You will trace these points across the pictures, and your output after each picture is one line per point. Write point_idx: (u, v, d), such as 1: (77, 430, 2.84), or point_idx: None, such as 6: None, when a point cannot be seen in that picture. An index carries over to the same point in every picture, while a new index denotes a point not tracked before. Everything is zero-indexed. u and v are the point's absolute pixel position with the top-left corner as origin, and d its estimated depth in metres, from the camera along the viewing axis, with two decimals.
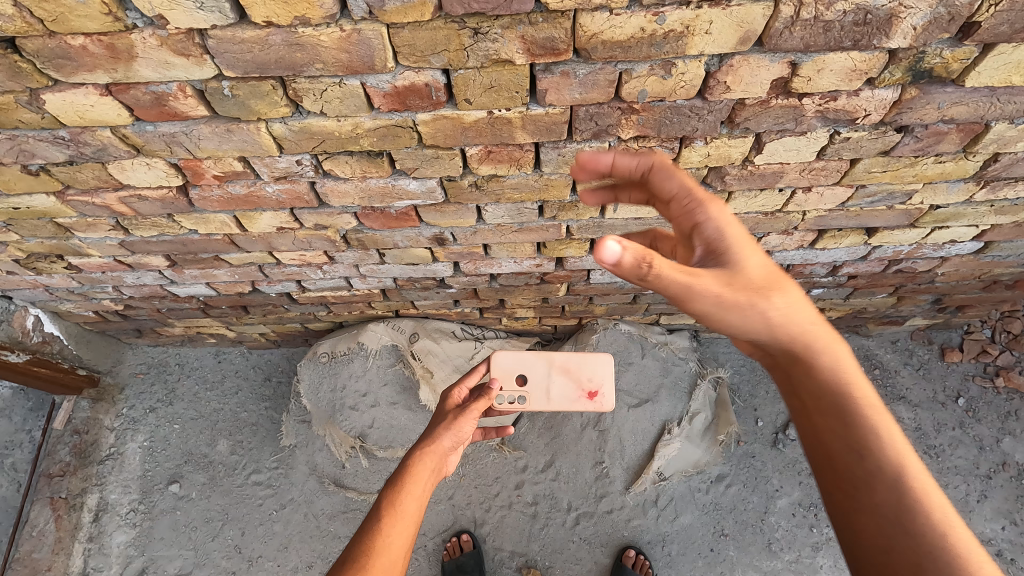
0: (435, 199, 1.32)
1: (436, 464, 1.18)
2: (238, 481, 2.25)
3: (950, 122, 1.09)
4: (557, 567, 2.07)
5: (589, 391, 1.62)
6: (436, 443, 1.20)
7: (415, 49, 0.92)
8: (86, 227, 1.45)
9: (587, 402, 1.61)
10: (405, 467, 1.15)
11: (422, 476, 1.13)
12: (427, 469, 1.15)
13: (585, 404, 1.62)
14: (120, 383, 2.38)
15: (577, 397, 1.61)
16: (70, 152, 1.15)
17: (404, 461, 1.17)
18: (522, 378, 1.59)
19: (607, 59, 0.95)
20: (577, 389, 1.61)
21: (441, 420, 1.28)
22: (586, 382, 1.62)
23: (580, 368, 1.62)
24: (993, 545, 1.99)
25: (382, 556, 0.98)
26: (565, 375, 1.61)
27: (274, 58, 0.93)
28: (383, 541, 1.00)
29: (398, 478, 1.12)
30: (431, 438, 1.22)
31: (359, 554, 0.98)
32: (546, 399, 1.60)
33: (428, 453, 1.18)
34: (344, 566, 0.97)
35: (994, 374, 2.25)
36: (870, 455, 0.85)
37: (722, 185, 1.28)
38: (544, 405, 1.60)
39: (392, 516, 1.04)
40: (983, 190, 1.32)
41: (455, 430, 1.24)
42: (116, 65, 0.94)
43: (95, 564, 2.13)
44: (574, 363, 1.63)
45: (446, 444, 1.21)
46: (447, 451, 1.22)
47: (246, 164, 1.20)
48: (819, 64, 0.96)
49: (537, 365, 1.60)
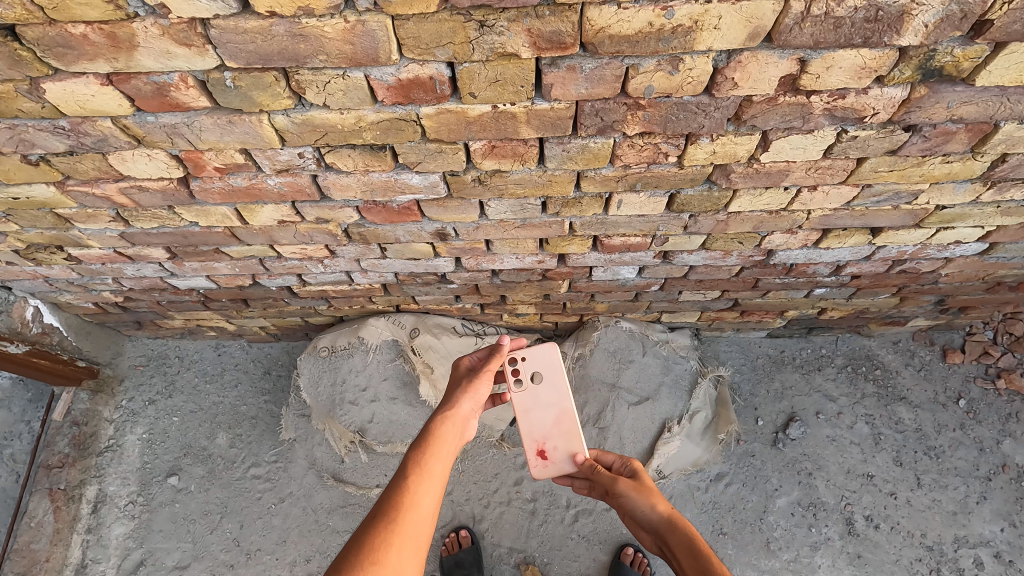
0: (437, 193, 1.31)
1: (457, 428, 1.20)
2: (237, 474, 2.25)
3: (959, 121, 1.08)
4: (556, 564, 2.07)
5: (542, 448, 1.50)
6: (455, 408, 1.23)
7: (420, 42, 0.91)
8: (86, 219, 1.44)
9: (532, 447, 1.50)
10: (428, 432, 1.17)
11: (446, 439, 1.16)
12: (450, 432, 1.18)
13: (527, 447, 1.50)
14: (119, 375, 2.38)
15: (534, 437, 1.50)
16: (70, 142, 1.14)
17: (426, 427, 1.19)
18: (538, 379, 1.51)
19: (614, 54, 0.93)
20: (542, 436, 1.50)
21: (457, 387, 1.31)
22: (550, 442, 1.49)
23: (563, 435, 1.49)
24: (992, 546, 1.99)
25: (413, 509, 0.99)
26: (552, 419, 1.50)
27: (276, 50, 0.92)
28: (412, 497, 1.01)
29: (420, 442, 1.14)
30: (450, 404, 1.25)
31: (388, 508, 0.98)
32: (526, 406, 1.51)
33: (449, 417, 1.21)
34: (374, 521, 0.96)
35: (995, 376, 2.24)
36: None
37: (727, 183, 1.27)
38: (519, 404, 1.51)
39: (419, 475, 1.05)
40: (990, 191, 1.31)
41: (472, 395, 1.28)
42: (117, 54, 0.93)
43: (94, 555, 2.12)
44: (568, 424, 1.50)
45: (465, 409, 1.25)
46: (467, 416, 1.25)
47: (248, 157, 1.19)
48: (829, 61, 0.95)
49: (556, 389, 1.51)
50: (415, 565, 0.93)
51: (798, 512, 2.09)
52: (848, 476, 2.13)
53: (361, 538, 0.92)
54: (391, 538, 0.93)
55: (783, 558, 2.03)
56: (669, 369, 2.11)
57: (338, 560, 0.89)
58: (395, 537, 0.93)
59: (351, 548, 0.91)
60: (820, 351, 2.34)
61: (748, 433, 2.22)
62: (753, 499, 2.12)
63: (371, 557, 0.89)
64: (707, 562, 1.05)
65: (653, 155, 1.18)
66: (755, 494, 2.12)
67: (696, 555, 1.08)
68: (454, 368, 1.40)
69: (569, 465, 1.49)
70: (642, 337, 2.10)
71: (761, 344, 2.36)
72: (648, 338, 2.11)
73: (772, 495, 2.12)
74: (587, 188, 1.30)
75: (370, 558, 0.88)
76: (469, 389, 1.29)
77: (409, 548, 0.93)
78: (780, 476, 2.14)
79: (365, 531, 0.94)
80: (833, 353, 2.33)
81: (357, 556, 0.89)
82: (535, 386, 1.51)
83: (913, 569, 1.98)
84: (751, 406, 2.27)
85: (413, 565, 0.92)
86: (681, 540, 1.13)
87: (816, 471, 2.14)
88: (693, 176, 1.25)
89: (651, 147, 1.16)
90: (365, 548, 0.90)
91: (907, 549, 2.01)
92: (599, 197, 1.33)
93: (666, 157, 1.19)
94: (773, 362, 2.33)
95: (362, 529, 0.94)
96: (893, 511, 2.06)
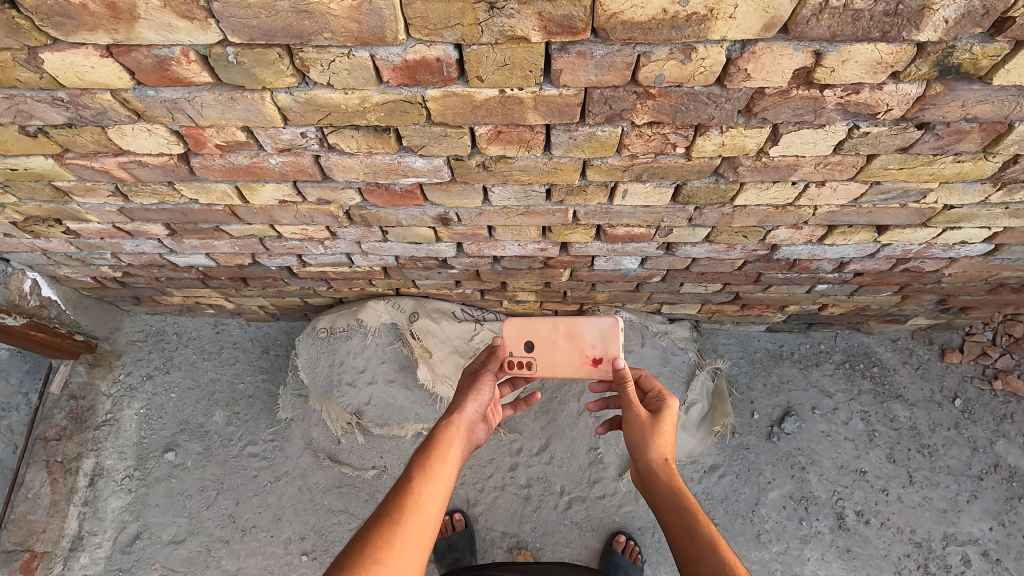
0: (441, 177, 1.29)
1: (464, 431, 1.23)
2: (234, 451, 2.26)
3: (973, 120, 1.06)
4: (548, 549, 2.08)
5: (596, 357, 1.52)
6: (460, 412, 1.26)
7: (428, 22, 0.89)
8: (85, 192, 1.42)
9: (591, 371, 1.52)
10: (435, 435, 1.18)
11: (451, 442, 1.17)
12: (455, 435, 1.19)
13: (589, 373, 1.52)
14: (117, 350, 2.38)
15: (581, 366, 1.52)
16: (69, 114, 1.12)
17: (433, 431, 1.20)
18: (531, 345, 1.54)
19: (625, 40, 0.91)
20: (582, 354, 1.52)
21: (461, 392, 1.34)
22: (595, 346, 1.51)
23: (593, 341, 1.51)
24: (980, 545, 2.01)
25: (416, 512, 0.99)
26: (570, 342, 1.53)
27: (280, 26, 0.90)
28: (416, 499, 1.01)
29: (427, 446, 1.15)
30: (455, 409, 1.28)
31: (393, 509, 0.98)
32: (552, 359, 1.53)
33: (455, 421, 1.23)
34: (379, 520, 0.96)
35: (992, 377, 2.24)
36: (696, 536, 1.02)
37: (734, 176, 1.26)
38: (546, 374, 1.54)
39: (424, 477, 1.06)
40: (1000, 191, 1.29)
41: (476, 398, 1.31)
42: (117, 26, 0.91)
43: (90, 527, 2.14)
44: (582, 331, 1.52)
45: (470, 413, 1.27)
46: (471, 419, 1.27)
47: (249, 135, 1.18)
48: (845, 55, 0.93)
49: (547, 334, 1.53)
50: (417, 566, 0.92)
51: (789, 505, 2.10)
52: (841, 471, 2.14)
53: (366, 536, 0.93)
54: (394, 538, 0.93)
55: (773, 550, 2.05)
56: (667, 360, 2.11)
57: (342, 555, 0.90)
58: (398, 537, 0.93)
59: (355, 546, 0.91)
60: (819, 347, 2.34)
61: (744, 426, 2.23)
62: (746, 491, 2.13)
63: (374, 556, 0.89)
64: (694, 522, 1.04)
65: (661, 145, 1.17)
66: (748, 487, 2.14)
67: (681, 512, 1.08)
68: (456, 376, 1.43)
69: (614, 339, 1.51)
70: (640, 327, 2.11)
71: (760, 338, 2.36)
72: (646, 328, 2.12)
73: (765, 487, 2.13)
74: (593, 177, 1.28)
75: (373, 557, 0.89)
76: (470, 391, 1.32)
77: (411, 550, 0.93)
78: (773, 469, 2.16)
79: (369, 530, 0.94)
80: (831, 349, 2.33)
81: (361, 553, 0.89)
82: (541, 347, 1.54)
83: (901, 564, 2.00)
84: (748, 399, 2.27)
85: (415, 566, 0.92)
86: (663, 492, 1.14)
87: (809, 465, 2.16)
88: (700, 168, 1.23)
89: (659, 138, 1.14)
90: (368, 547, 0.90)
91: (896, 545, 2.03)
92: (605, 185, 1.32)
93: (674, 147, 1.17)
94: (771, 357, 2.33)
95: (367, 527, 0.95)
96: (884, 507, 2.08)
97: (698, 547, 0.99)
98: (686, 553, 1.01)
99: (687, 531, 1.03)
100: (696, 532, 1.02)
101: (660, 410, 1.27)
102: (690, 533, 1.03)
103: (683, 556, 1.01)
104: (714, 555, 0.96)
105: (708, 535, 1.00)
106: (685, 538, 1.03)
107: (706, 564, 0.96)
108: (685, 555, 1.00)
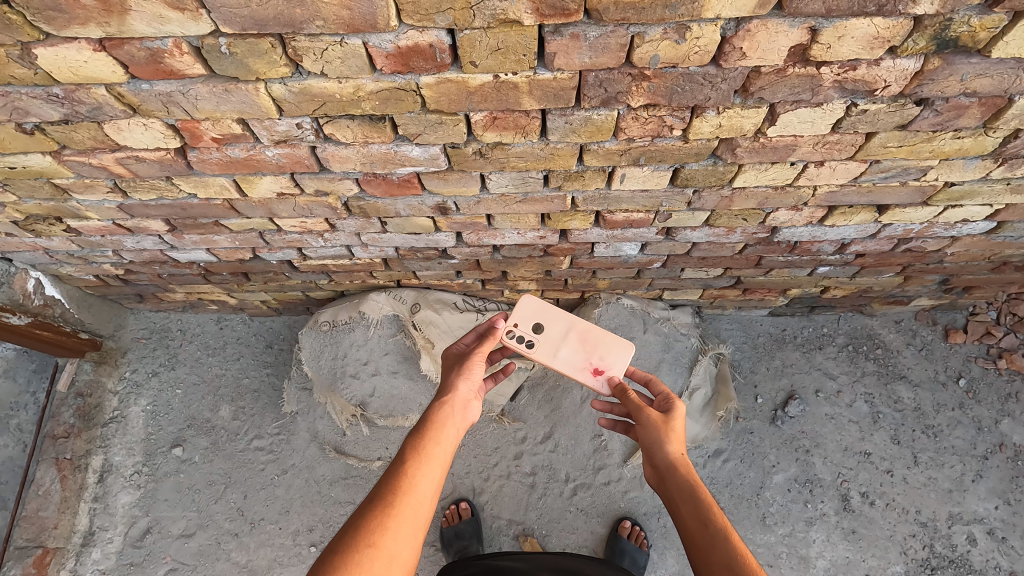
0: (437, 166, 1.29)
1: (458, 410, 1.20)
2: (240, 446, 2.28)
3: (973, 95, 1.06)
4: (554, 536, 2.10)
5: (598, 368, 1.51)
6: (453, 391, 1.23)
7: (419, 8, 0.89)
8: (84, 188, 1.42)
9: (588, 378, 1.51)
10: (429, 417, 1.17)
11: (445, 422, 1.15)
12: (448, 415, 1.17)
13: (585, 379, 1.51)
14: (121, 347, 2.39)
15: (580, 369, 1.52)
16: (65, 111, 1.12)
17: (427, 412, 1.19)
18: (540, 327, 1.54)
19: (619, 21, 0.91)
20: (586, 359, 1.52)
21: (454, 371, 1.31)
22: (598, 355, 1.52)
23: (598, 350, 1.53)
24: (986, 523, 2.02)
25: (411, 493, 0.99)
26: (579, 344, 1.54)
27: (271, 14, 0.90)
28: (409, 480, 1.01)
29: (421, 427, 1.14)
30: (448, 389, 1.25)
31: (387, 492, 0.99)
32: (552, 352, 1.54)
33: (448, 401, 1.20)
34: (373, 503, 0.97)
35: (996, 356, 2.24)
36: (710, 523, 1.02)
37: (732, 157, 1.25)
38: (542, 359, 1.53)
39: (418, 458, 1.06)
40: (1001, 167, 1.28)
41: (469, 377, 1.28)
42: (108, 19, 0.91)
43: (101, 523, 2.16)
44: (593, 336, 1.54)
45: (463, 391, 1.25)
46: (465, 398, 1.25)
47: (245, 127, 1.18)
48: (840, 31, 0.92)
49: (560, 323, 1.55)
50: (413, 548, 0.93)
51: (794, 488, 2.11)
52: (845, 454, 2.14)
53: (359, 520, 0.94)
54: (387, 521, 0.93)
55: (778, 533, 2.06)
56: (669, 346, 2.10)
57: (337, 541, 0.91)
58: (392, 520, 0.94)
59: (348, 530, 0.92)
60: (822, 330, 2.33)
61: (747, 410, 2.23)
62: (750, 475, 2.14)
63: (366, 540, 0.90)
64: (708, 512, 1.04)
65: (658, 128, 1.16)
66: (753, 471, 2.14)
67: (695, 502, 1.07)
68: (447, 354, 1.40)
69: (619, 356, 1.51)
70: (642, 314, 2.11)
71: (763, 322, 2.36)
72: (648, 315, 2.11)
73: (769, 471, 2.14)
74: (590, 162, 1.28)
75: (365, 541, 0.90)
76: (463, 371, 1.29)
77: (405, 532, 0.94)
78: (777, 453, 2.16)
79: (362, 514, 0.95)
80: (834, 332, 2.33)
81: (353, 538, 0.90)
82: (546, 336, 1.54)
83: (906, 545, 2.01)
84: (751, 383, 2.27)
85: (410, 548, 0.93)
86: (679, 485, 1.12)
87: (813, 448, 2.16)
88: (698, 150, 1.23)
89: (656, 120, 1.14)
90: (361, 530, 0.91)
91: (901, 525, 2.03)
92: (602, 170, 1.31)
93: (671, 130, 1.16)
94: (774, 340, 2.33)
95: (361, 511, 0.96)
96: (889, 488, 2.09)
97: (716, 538, 0.99)
98: (699, 545, 1.00)
99: (701, 521, 1.03)
100: (710, 521, 1.02)
101: (670, 410, 1.26)
102: (704, 523, 1.03)
103: (699, 547, 1.00)
104: (727, 547, 0.96)
105: (723, 525, 1.01)
106: (700, 529, 1.02)
107: (719, 553, 0.96)
108: (699, 546, 1.00)
